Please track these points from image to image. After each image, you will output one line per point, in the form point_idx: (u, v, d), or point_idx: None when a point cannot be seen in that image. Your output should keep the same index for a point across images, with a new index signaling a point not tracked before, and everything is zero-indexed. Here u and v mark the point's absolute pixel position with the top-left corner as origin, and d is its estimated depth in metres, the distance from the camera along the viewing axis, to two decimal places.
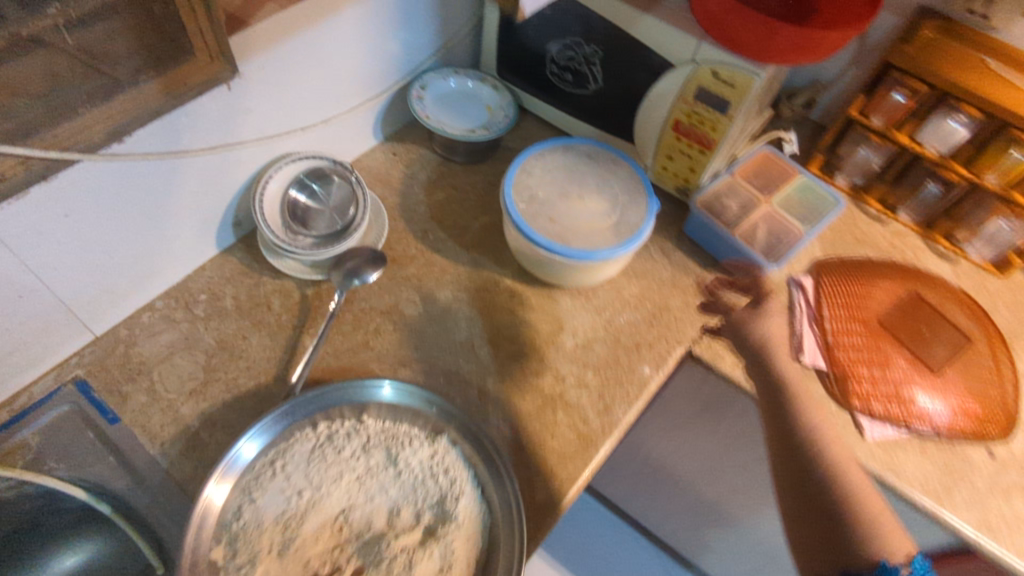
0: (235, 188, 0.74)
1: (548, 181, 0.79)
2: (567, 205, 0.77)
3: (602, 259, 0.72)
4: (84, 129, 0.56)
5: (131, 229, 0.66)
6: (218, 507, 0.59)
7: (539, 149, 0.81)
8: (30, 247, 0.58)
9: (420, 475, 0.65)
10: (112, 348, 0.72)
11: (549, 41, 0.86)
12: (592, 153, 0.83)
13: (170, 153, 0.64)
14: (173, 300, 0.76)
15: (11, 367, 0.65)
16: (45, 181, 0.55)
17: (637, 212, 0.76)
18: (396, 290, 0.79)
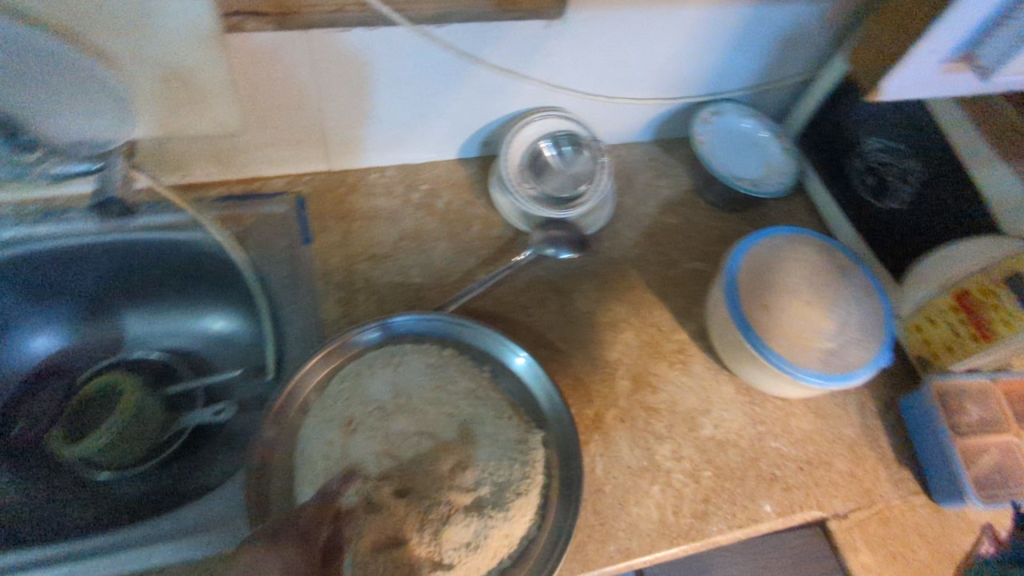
0: (499, 112, 0.80)
1: (783, 267, 0.71)
2: (787, 308, 0.68)
3: (789, 372, 0.64)
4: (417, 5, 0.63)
5: (406, 102, 0.74)
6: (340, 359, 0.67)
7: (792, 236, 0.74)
8: (330, 75, 0.67)
9: (503, 449, 0.62)
10: (338, 186, 0.81)
11: (873, 134, 0.78)
12: (849, 268, 0.73)
13: (468, 56, 0.69)
14: (401, 176, 0.83)
15: (266, 157, 0.76)
16: (369, 28, 0.62)
17: (858, 353, 0.66)
18: (578, 278, 0.79)
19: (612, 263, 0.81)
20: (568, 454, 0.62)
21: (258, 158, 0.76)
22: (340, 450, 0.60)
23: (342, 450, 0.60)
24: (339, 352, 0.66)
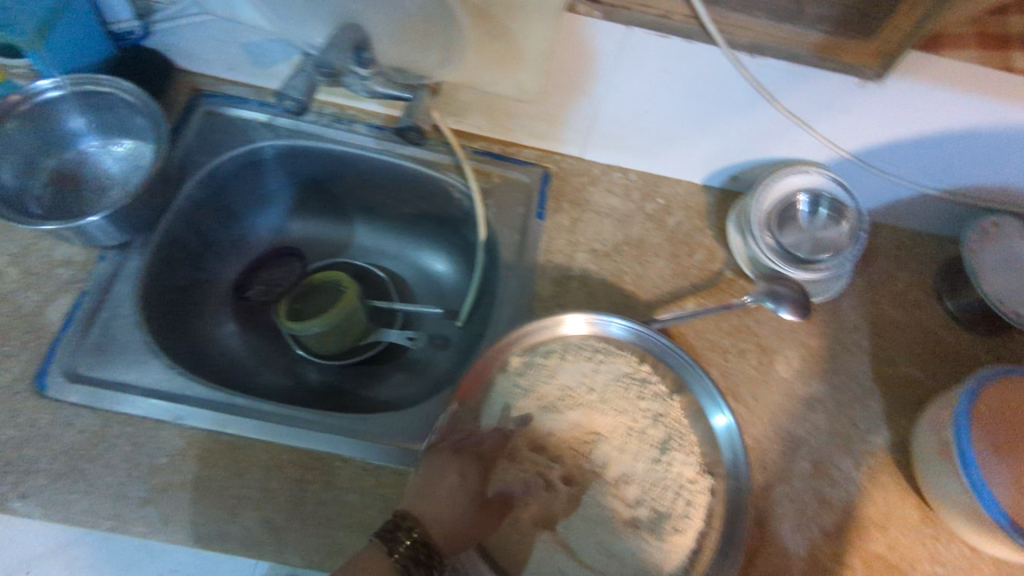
0: (763, 153, 0.77)
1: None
2: (1015, 472, 0.60)
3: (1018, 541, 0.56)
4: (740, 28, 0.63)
5: (680, 117, 0.74)
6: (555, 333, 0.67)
7: None
8: (627, 73, 0.69)
9: (669, 482, 0.63)
10: (581, 173, 0.83)
11: None
12: None
13: (765, 94, 0.68)
14: (641, 183, 0.83)
15: (530, 128, 0.80)
16: (687, 39, 0.63)
17: None
18: (786, 341, 0.75)
19: (825, 338, 0.77)
20: (734, 513, 0.61)
21: (522, 126, 0.80)
22: (531, 416, 0.65)
23: (535, 417, 0.65)
24: (547, 329, 0.66)
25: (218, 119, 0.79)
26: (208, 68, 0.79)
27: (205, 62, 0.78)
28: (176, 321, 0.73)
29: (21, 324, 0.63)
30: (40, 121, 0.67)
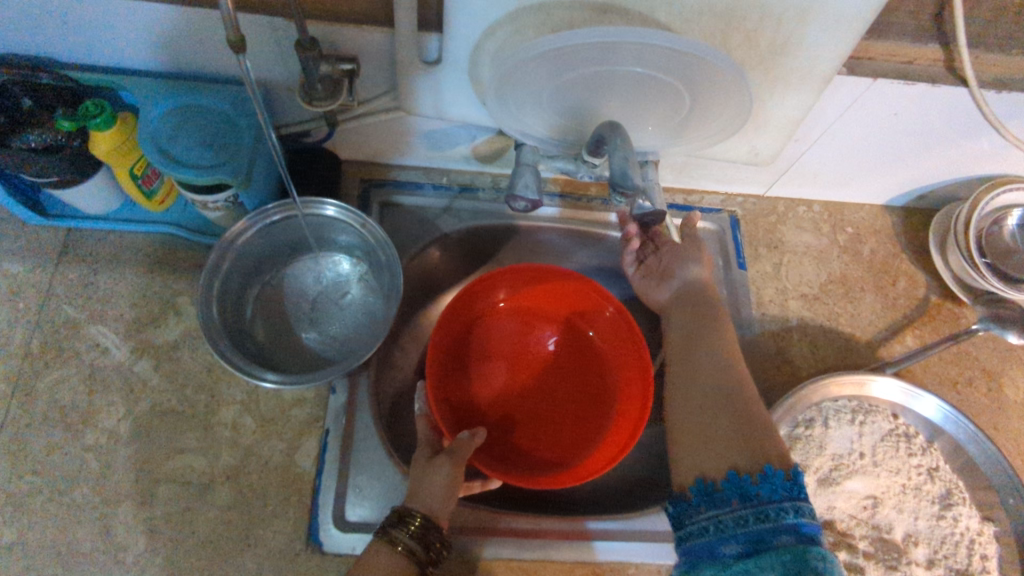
0: (966, 173, 0.75)
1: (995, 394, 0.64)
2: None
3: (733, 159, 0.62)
4: (992, 66, 0.59)
5: (888, 150, 0.71)
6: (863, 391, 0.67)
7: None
8: (851, 120, 0.65)
9: (956, 536, 0.64)
10: (767, 212, 0.80)
11: None
12: None
13: (995, 122, 0.65)
14: (828, 213, 0.81)
15: (719, 177, 0.76)
16: (934, 85, 0.58)
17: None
18: (1008, 361, 0.75)
19: None
20: None
21: (709, 177, 0.76)
22: None
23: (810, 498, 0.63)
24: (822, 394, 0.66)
25: (396, 212, 0.73)
26: (377, 157, 0.73)
27: (374, 151, 0.72)
28: (398, 430, 0.69)
29: (276, 478, 0.60)
30: (253, 247, 0.60)
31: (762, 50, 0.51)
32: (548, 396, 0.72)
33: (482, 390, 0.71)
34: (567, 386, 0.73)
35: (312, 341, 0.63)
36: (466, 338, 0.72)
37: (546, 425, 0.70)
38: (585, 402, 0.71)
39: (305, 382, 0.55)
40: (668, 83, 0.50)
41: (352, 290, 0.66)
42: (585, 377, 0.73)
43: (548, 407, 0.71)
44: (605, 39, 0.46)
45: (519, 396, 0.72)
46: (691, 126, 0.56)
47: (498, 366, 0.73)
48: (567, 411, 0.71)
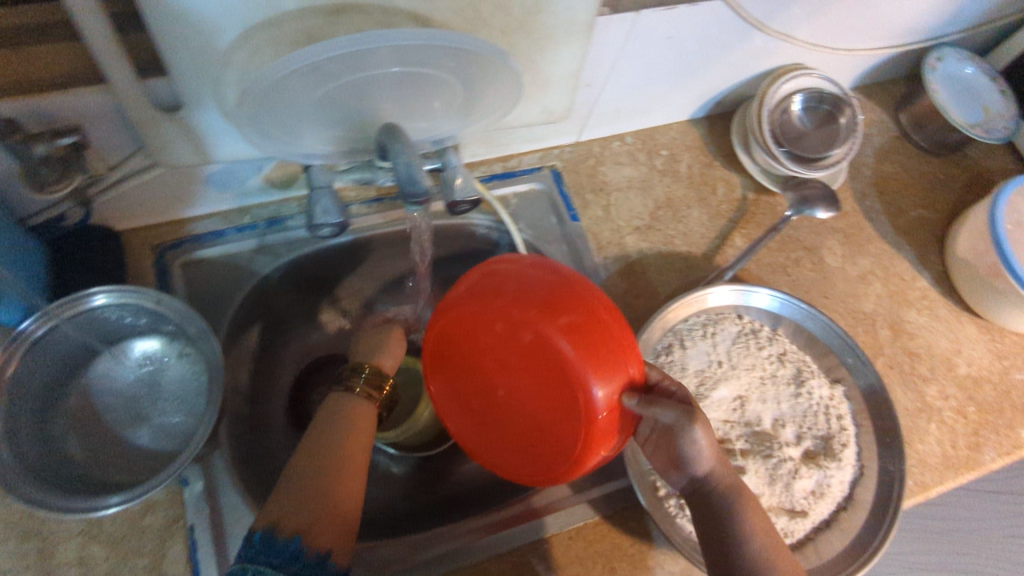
0: (747, 73, 0.80)
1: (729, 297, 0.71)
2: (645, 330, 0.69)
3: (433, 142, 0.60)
4: None
5: (675, 73, 0.74)
6: (706, 304, 0.71)
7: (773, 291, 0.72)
8: (631, 55, 0.67)
9: (817, 406, 0.69)
10: (584, 157, 0.81)
11: None
12: None
13: (758, 24, 0.69)
14: (640, 143, 0.83)
15: (529, 137, 0.76)
16: (692, 3, 0.62)
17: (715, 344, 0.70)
18: (823, 234, 0.82)
19: (846, 216, 0.84)
20: (875, 403, 0.68)
21: (520, 138, 0.76)
22: None
23: None
24: (665, 318, 0.69)
25: (201, 268, 0.67)
26: (161, 214, 0.66)
27: (156, 210, 0.65)
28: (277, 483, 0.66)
29: None
30: (34, 366, 0.52)
31: (516, 14, 0.51)
32: (552, 445, 0.55)
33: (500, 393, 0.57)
34: (525, 367, 0.55)
35: (150, 441, 0.57)
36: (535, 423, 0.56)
37: (464, 323, 0.56)
38: (512, 376, 0.56)
39: (149, 489, 0.49)
40: (431, 74, 0.51)
41: (174, 372, 0.59)
42: (534, 412, 0.56)
43: (494, 327, 0.54)
44: (354, 44, 0.45)
45: (518, 425, 0.57)
46: (473, 107, 0.58)
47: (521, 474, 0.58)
48: (559, 440, 0.54)
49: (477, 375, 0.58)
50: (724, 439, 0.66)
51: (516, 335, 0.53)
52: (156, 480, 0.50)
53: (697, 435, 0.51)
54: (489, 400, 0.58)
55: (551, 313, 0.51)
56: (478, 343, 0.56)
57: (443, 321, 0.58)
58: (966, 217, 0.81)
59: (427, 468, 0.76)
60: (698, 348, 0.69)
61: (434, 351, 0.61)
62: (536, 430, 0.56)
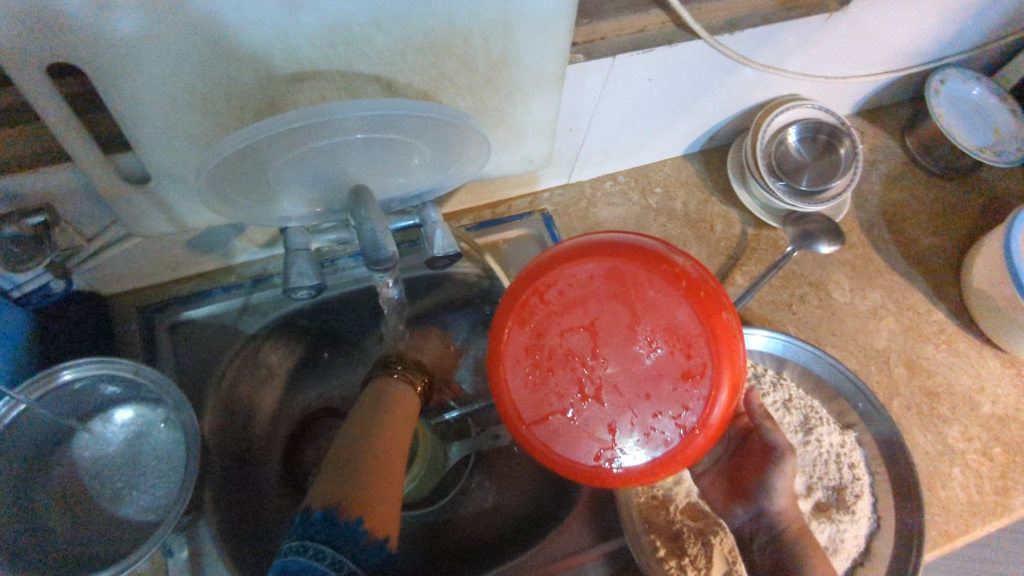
0: (739, 107, 0.78)
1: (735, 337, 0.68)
2: None
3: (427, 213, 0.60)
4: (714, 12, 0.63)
5: (662, 112, 0.72)
6: None
7: (777, 336, 0.68)
8: (612, 98, 0.65)
9: (827, 453, 0.66)
10: (576, 200, 0.80)
11: None
12: None
13: (744, 60, 0.67)
14: (633, 182, 0.82)
15: (516, 183, 0.75)
16: (670, 45, 0.60)
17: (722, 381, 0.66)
18: (829, 268, 0.79)
19: (853, 248, 0.81)
20: (891, 450, 0.64)
21: (507, 185, 0.74)
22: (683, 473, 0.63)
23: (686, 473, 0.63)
24: None
25: (187, 329, 0.67)
26: (148, 278, 0.66)
27: (143, 275, 0.65)
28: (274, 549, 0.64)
29: None
30: (13, 442, 0.53)
31: (481, 68, 0.51)
32: (647, 428, 0.45)
33: (581, 379, 0.45)
34: (649, 344, 0.44)
35: (133, 512, 0.56)
36: (626, 416, 0.45)
37: (597, 272, 0.45)
38: (630, 348, 0.44)
39: (127, 566, 0.49)
40: (396, 136, 0.50)
41: (159, 438, 0.58)
42: (647, 389, 0.45)
43: (648, 286, 0.45)
44: (311, 117, 0.45)
45: (604, 398, 0.45)
46: (446, 163, 0.57)
47: (584, 449, 0.46)
48: (659, 430, 0.45)
49: (588, 328, 0.45)
50: None
51: (670, 314, 0.44)
52: (139, 552, 0.50)
53: (785, 468, 0.63)
54: (585, 365, 0.45)
55: (708, 316, 0.44)
56: (611, 280, 0.45)
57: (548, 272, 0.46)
58: (981, 244, 0.77)
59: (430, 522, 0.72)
60: None
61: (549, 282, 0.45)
62: (645, 404, 0.45)
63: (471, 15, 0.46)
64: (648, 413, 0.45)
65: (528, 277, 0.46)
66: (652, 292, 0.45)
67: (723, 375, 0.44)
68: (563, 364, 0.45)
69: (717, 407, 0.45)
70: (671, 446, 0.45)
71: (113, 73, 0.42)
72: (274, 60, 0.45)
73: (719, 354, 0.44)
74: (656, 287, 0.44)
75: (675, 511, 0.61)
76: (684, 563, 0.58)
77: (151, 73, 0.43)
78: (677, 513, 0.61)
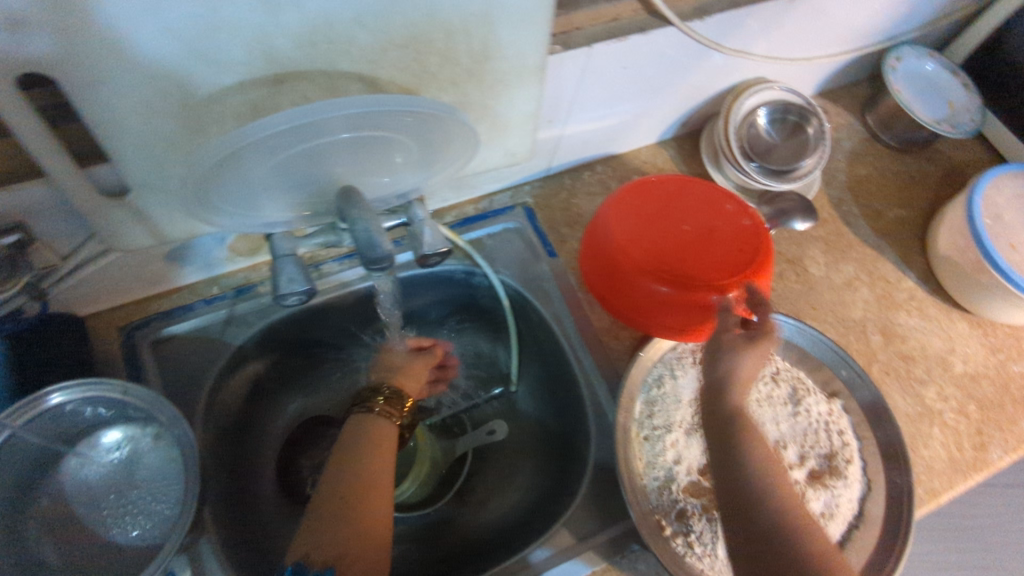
0: (709, 92, 0.79)
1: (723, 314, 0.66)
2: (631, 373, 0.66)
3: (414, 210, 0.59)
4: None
5: (636, 100, 0.73)
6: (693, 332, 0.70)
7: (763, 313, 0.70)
8: (589, 87, 0.66)
9: (816, 423, 0.68)
10: (556, 191, 0.80)
11: None
12: None
13: (714, 45, 0.69)
14: (611, 170, 0.82)
15: (497, 178, 0.75)
16: (644, 33, 0.61)
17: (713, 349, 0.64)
18: (804, 244, 0.81)
19: (825, 224, 0.83)
20: (876, 415, 0.67)
21: (488, 179, 0.74)
22: (682, 453, 0.64)
23: (685, 452, 0.64)
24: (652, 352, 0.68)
25: (170, 346, 0.65)
26: (124, 295, 0.64)
27: (120, 292, 0.63)
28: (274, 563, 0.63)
29: None
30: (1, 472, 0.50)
31: (464, 62, 0.51)
32: (699, 284, 0.62)
33: (661, 241, 0.66)
34: (722, 239, 0.66)
35: (128, 536, 0.54)
36: (685, 276, 0.63)
37: (688, 191, 0.69)
38: (700, 231, 0.67)
39: None
40: (382, 133, 0.50)
41: (148, 460, 0.56)
42: (702, 248, 0.65)
43: (726, 207, 0.68)
44: (296, 117, 0.45)
45: (665, 240, 0.66)
46: (432, 158, 0.57)
47: (648, 282, 0.63)
48: (697, 274, 0.63)
49: (672, 214, 0.68)
50: None
51: (736, 219, 0.66)
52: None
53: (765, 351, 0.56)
54: (663, 220, 0.67)
55: (760, 228, 0.65)
56: (699, 196, 0.69)
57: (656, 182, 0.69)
58: (943, 213, 0.80)
59: (429, 524, 0.71)
60: (688, 377, 0.68)
61: (654, 184, 0.69)
62: (700, 270, 0.64)
63: (454, 10, 0.46)
64: (704, 275, 0.63)
65: (642, 181, 0.69)
66: (727, 209, 0.67)
67: (754, 271, 0.62)
68: (651, 231, 0.66)
69: (737, 284, 0.62)
70: (697, 284, 0.62)
71: (89, 82, 0.41)
72: (255, 62, 0.44)
73: (761, 261, 0.63)
74: (733, 208, 0.68)
75: (677, 490, 0.62)
76: (691, 539, 0.59)
77: (128, 81, 0.42)
78: (679, 492, 0.62)
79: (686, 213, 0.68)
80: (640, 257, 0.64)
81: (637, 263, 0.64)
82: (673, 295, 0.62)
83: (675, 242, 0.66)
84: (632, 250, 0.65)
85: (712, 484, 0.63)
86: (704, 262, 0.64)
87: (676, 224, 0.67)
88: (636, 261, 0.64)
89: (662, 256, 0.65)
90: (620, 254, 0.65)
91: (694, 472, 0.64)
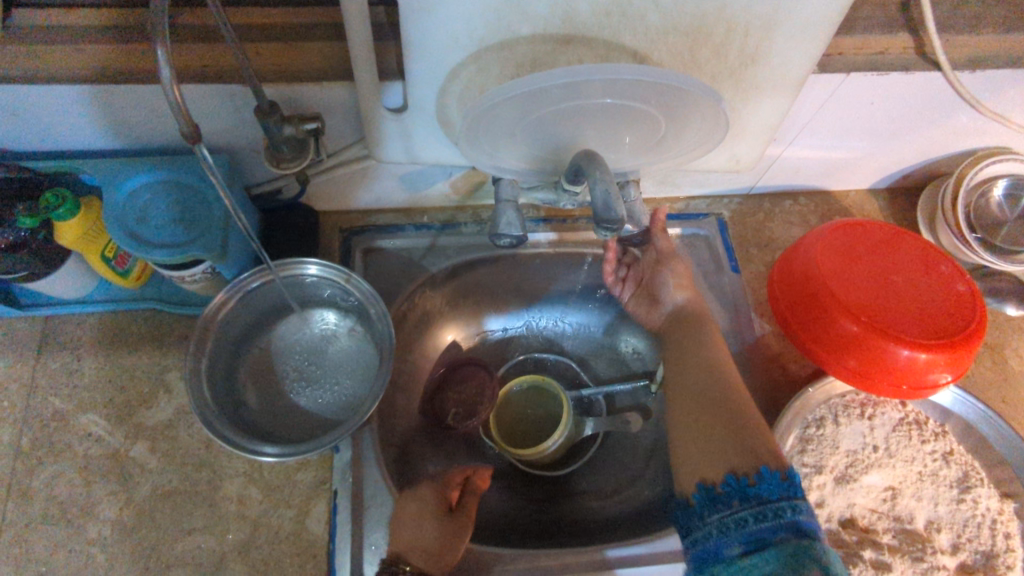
0: (947, 151, 0.75)
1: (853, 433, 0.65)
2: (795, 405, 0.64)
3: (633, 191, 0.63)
4: (960, 47, 0.61)
5: (869, 139, 0.71)
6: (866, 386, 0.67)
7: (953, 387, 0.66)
8: (829, 114, 0.65)
9: (981, 518, 0.63)
10: (753, 212, 0.80)
11: None
12: None
13: (975, 101, 0.65)
14: (814, 205, 0.81)
15: (703, 183, 0.76)
16: (908, 71, 0.60)
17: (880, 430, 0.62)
18: (1009, 332, 0.75)
19: None
20: None
21: (695, 182, 0.76)
22: (826, 498, 0.63)
23: (828, 499, 0.63)
24: (823, 389, 0.66)
25: (378, 256, 0.73)
26: (357, 203, 0.73)
27: (356, 200, 0.72)
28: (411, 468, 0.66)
29: (289, 547, 0.58)
30: (239, 311, 0.60)
31: (732, 61, 0.53)
32: (904, 331, 0.61)
33: (870, 280, 0.65)
34: (934, 295, 0.64)
35: (314, 404, 0.61)
36: (889, 319, 0.62)
37: (902, 245, 0.68)
38: (912, 282, 0.66)
39: (302, 450, 0.53)
40: (639, 108, 0.53)
41: (345, 346, 0.64)
42: (911, 300, 0.64)
43: (942, 267, 0.67)
44: (575, 73, 0.48)
45: (874, 280, 0.65)
46: (666, 144, 0.59)
47: (850, 315, 0.62)
48: (903, 324, 0.62)
49: (885, 259, 0.67)
50: (869, 530, 0.62)
51: (951, 282, 0.65)
52: (319, 440, 0.53)
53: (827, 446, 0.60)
54: (874, 262, 0.66)
55: (975, 296, 0.64)
56: (915, 251, 0.68)
57: (871, 227, 0.69)
58: None
59: (549, 488, 0.73)
60: (850, 428, 0.66)
61: (868, 227, 0.69)
62: (908, 319, 0.62)
63: (744, 9, 0.48)
64: (911, 326, 0.62)
65: (854, 221, 0.70)
66: (944, 269, 0.67)
67: (956, 343, 0.61)
68: (859, 268, 0.66)
69: (947, 343, 0.60)
70: (904, 332, 0.61)
71: (420, 9, 0.47)
72: (554, 20, 0.49)
73: (965, 335, 0.61)
74: (949, 270, 0.67)
75: None
76: None
77: (447, 15, 0.48)
78: None
79: (899, 261, 0.67)
80: (845, 290, 0.64)
81: (842, 294, 0.64)
82: (874, 334, 0.61)
83: (884, 285, 0.65)
84: (838, 282, 0.65)
85: (851, 539, 0.61)
86: (912, 313, 0.63)
87: (887, 268, 0.66)
88: (840, 292, 0.64)
89: (868, 294, 0.64)
90: (824, 281, 0.65)
91: (833, 521, 0.62)
